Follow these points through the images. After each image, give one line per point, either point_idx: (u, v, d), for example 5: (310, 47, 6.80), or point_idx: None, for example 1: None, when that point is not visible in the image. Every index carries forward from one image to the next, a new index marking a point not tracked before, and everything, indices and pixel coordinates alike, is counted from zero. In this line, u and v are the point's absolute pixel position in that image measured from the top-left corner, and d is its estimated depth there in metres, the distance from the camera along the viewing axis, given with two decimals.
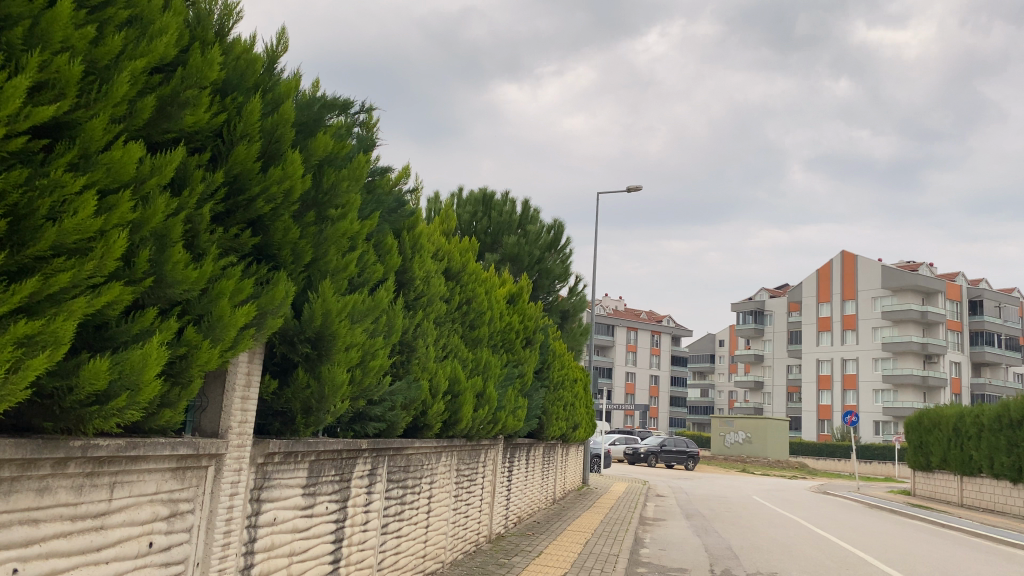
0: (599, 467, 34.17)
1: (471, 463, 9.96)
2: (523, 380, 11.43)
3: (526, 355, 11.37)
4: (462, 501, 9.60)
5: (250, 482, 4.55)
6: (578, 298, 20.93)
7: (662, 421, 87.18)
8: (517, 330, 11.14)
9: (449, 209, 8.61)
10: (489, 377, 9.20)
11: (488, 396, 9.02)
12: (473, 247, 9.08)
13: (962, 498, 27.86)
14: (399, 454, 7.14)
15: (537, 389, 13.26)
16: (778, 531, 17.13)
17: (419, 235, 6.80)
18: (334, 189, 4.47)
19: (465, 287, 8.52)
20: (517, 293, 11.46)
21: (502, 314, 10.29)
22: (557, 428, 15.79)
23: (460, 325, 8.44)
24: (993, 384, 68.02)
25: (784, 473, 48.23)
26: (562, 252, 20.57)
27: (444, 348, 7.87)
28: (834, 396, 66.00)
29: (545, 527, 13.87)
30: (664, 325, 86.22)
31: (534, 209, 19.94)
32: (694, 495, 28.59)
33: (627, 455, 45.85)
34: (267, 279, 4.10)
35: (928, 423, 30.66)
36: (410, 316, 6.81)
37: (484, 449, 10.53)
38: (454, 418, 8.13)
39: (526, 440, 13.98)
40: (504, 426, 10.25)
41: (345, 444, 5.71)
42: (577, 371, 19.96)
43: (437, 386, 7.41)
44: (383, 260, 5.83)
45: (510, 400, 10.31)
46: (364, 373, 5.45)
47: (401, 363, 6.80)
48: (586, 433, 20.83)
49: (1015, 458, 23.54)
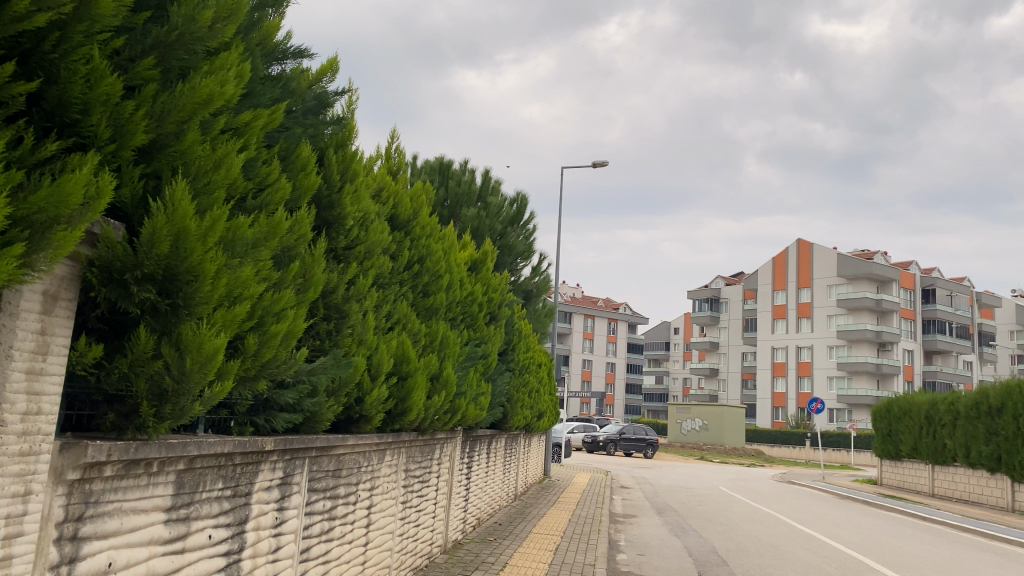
0: (558, 456, 32.67)
1: (423, 460, 8.19)
2: (488, 363, 9.72)
3: (490, 332, 9.65)
4: (411, 507, 7.83)
5: (54, 512, 2.79)
6: (542, 279, 18.94)
7: (618, 409, 86.24)
8: (481, 304, 9.41)
9: (398, 139, 6.79)
10: (446, 357, 7.48)
11: (444, 379, 7.32)
12: (428, 195, 7.29)
13: (934, 488, 26.98)
14: (326, 455, 5.42)
15: (501, 373, 11.58)
16: (762, 530, 15.69)
17: (356, 160, 5.02)
18: (189, 26, 2.73)
19: (418, 242, 6.71)
20: (480, 260, 9.67)
21: (463, 281, 8.53)
22: (522, 417, 14.17)
23: (413, 288, 6.68)
24: (945, 372, 68.31)
25: (741, 461, 47.38)
26: (525, 227, 19.00)
27: (390, 318, 6.13)
28: (790, 383, 65.60)
29: (508, 529, 12.19)
30: (620, 313, 85.75)
31: (496, 180, 18.22)
32: (659, 484, 27.18)
33: (585, 443, 44.42)
34: (59, 167, 2.36)
35: (898, 411, 29.73)
36: (341, 271, 5.06)
37: (438, 443, 8.76)
38: (401, 408, 6.35)
39: (489, 432, 12.30)
40: (463, 417, 8.51)
41: (237, 444, 3.97)
42: (542, 357, 18.22)
43: (378, 365, 5.66)
44: (294, 180, 4.07)
45: (471, 385, 8.57)
46: (260, 341, 3.74)
47: (329, 334, 5.07)
48: (549, 421, 19.27)
49: (994, 447, 22.53)
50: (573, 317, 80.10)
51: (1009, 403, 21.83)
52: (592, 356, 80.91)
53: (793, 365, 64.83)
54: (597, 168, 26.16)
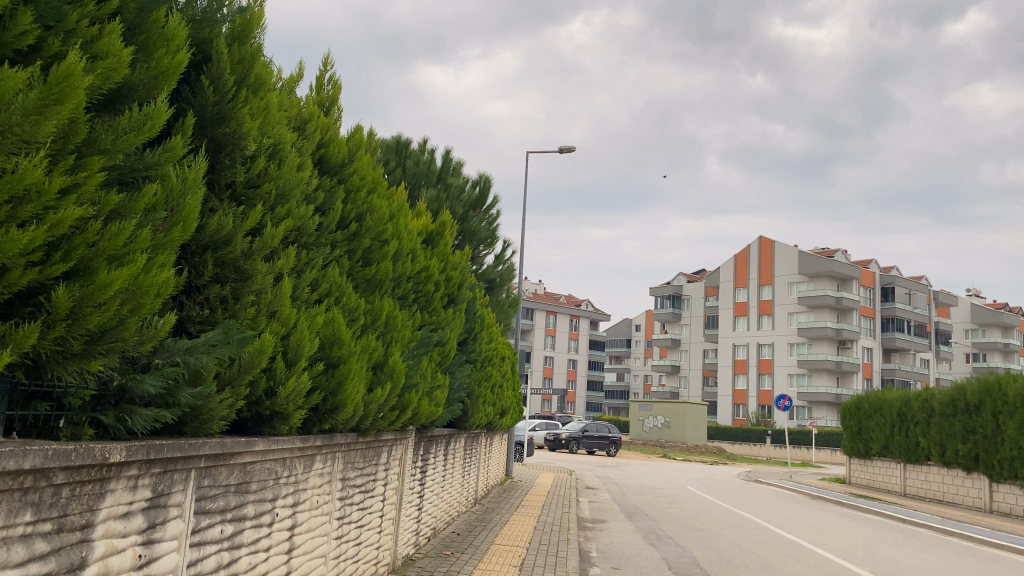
0: (520, 456, 31.40)
1: (365, 466, 6.85)
2: (444, 352, 8.41)
3: (448, 316, 8.34)
4: (351, 524, 6.50)
5: None
6: (506, 267, 17.62)
7: (580, 406, 85.27)
8: (438, 282, 8.11)
9: (333, 66, 5.47)
10: (393, 343, 6.18)
11: (392, 370, 6.00)
12: (373, 145, 5.99)
13: (906, 487, 26.26)
14: (224, 465, 4.08)
15: (462, 365, 10.25)
16: (740, 537, 14.61)
17: (263, 65, 3.73)
18: None
19: (356, 194, 5.37)
20: (436, 231, 8.32)
21: (416, 253, 7.22)
22: (484, 415, 12.84)
23: (351, 252, 5.37)
24: (903, 369, 68.42)
25: (704, 459, 46.57)
26: (488, 212, 17.69)
27: (317, 287, 4.81)
28: (752, 381, 65.17)
29: (467, 540, 10.87)
30: (582, 310, 85.05)
31: (457, 160, 16.89)
32: (625, 484, 26.08)
33: (548, 441, 43.17)
34: None
35: (868, 408, 28.99)
36: (243, 214, 3.74)
37: (386, 446, 7.45)
38: (331, 404, 4.99)
39: (447, 430, 10.99)
40: (414, 414, 7.20)
41: (55, 453, 2.62)
42: (505, 350, 16.89)
43: (296, 344, 4.33)
44: (149, 61, 2.72)
45: (424, 376, 7.25)
46: (82, 297, 2.44)
47: (223, 301, 3.78)
48: (513, 419, 18.03)
49: (971, 446, 21.76)
50: (536, 313, 78.89)
51: (988, 400, 21.05)
52: (553, 353, 79.79)
53: (753, 362, 64.42)
54: (564, 154, 24.85)
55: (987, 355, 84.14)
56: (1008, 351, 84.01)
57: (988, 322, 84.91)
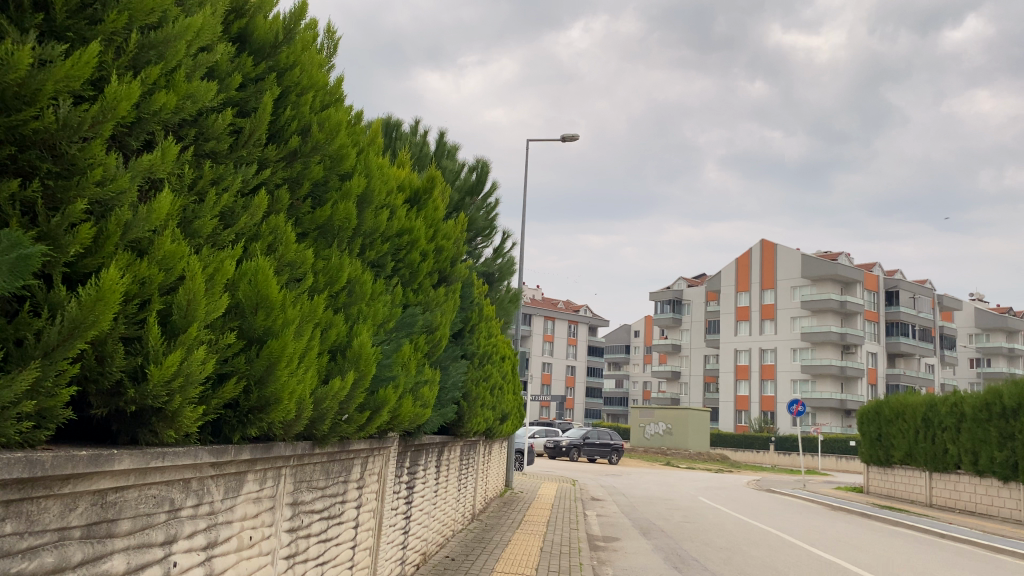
0: (520, 465, 29.68)
1: (328, 484, 5.23)
2: (434, 341, 6.77)
3: (438, 296, 6.72)
4: (306, 563, 4.84)
5: None
6: (506, 260, 15.89)
7: (578, 413, 83.47)
8: (425, 252, 6.47)
9: None
10: (360, 320, 4.53)
11: (358, 355, 4.34)
12: (332, 50, 4.43)
13: (932, 498, 24.61)
14: (55, 494, 2.46)
15: (456, 359, 8.61)
16: (773, 558, 12.99)
17: None
18: None
19: (301, 97, 3.75)
20: (422, 191, 6.66)
21: (395, 210, 5.60)
22: (482, 420, 11.18)
23: (293, 183, 3.77)
24: (908, 374, 66.79)
25: (708, 467, 44.87)
26: (484, 199, 15.98)
27: (232, 222, 3.20)
28: (754, 386, 63.51)
29: (464, 568, 9.15)
30: (581, 315, 83.69)
31: (452, 143, 15.24)
32: (633, 496, 24.37)
33: (548, 449, 41.38)
34: None
35: (888, 413, 27.35)
36: (61, 55, 2.14)
37: (357, 457, 5.80)
38: (256, 399, 3.37)
39: (440, 438, 9.34)
40: (392, 418, 5.55)
41: None
42: (505, 350, 15.17)
43: (175, 295, 2.69)
44: None
45: (404, 366, 5.61)
46: None
47: (30, 212, 2.18)
48: (515, 425, 16.36)
49: (1010, 453, 20.10)
50: (534, 318, 77.13)
51: None
52: (551, 359, 78.12)
53: (756, 367, 62.74)
54: (568, 144, 23.22)
55: (991, 360, 82.53)
56: (1012, 355, 82.40)
57: (992, 327, 83.25)
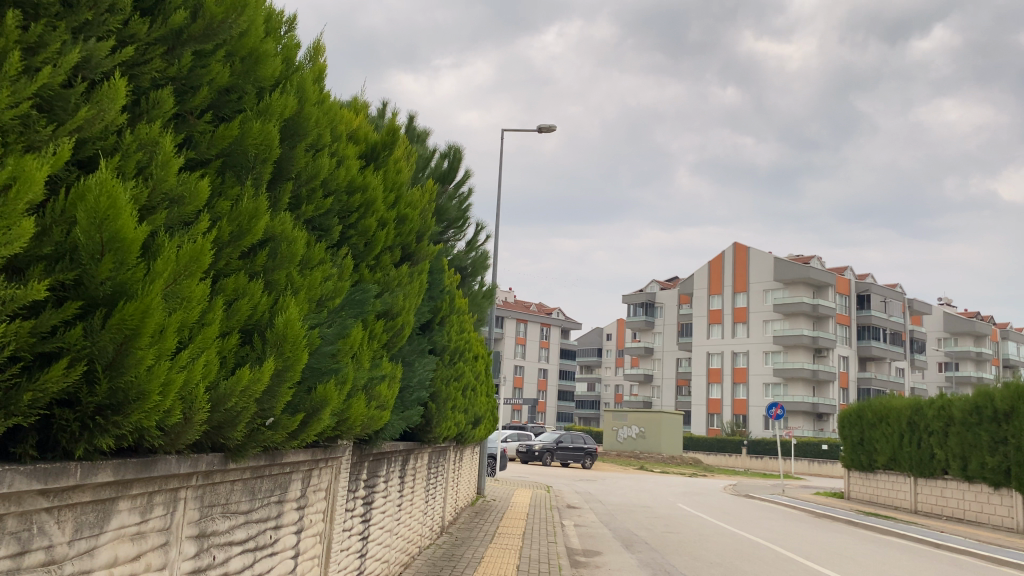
0: (491, 471, 28.45)
1: (254, 506, 4.05)
2: (394, 329, 5.65)
3: (400, 274, 5.58)
4: None
5: None
6: (479, 254, 14.77)
7: (549, 417, 82.33)
8: (383, 220, 5.32)
9: None
10: (288, 290, 3.39)
11: (284, 336, 3.20)
12: None
13: (917, 504, 23.83)
14: None
15: (424, 355, 7.48)
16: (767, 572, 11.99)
17: None
18: None
19: None
20: (379, 145, 5.52)
21: (345, 158, 4.47)
22: (452, 425, 10.05)
23: (181, 86, 2.65)
24: (879, 377, 66.53)
25: (681, 471, 43.97)
26: (456, 187, 14.77)
27: (63, 115, 2.09)
28: (726, 390, 62.86)
29: None
30: (553, 318, 82.60)
31: (423, 127, 14.04)
32: (609, 502, 23.29)
33: (519, 453, 40.10)
34: None
35: (872, 417, 26.56)
36: None
37: (296, 470, 4.64)
38: (107, 395, 2.24)
39: (404, 446, 8.19)
40: (337, 423, 4.41)
41: None
42: (478, 349, 13.99)
43: None
44: None
45: (352, 354, 4.46)
46: None
47: None
48: (488, 428, 15.26)
49: (1002, 459, 19.32)
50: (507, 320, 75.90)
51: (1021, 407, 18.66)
52: (523, 361, 76.96)
53: (728, 370, 62.11)
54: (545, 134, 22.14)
55: (959, 364, 82.60)
56: (980, 360, 82.59)
57: (961, 332, 83.39)
